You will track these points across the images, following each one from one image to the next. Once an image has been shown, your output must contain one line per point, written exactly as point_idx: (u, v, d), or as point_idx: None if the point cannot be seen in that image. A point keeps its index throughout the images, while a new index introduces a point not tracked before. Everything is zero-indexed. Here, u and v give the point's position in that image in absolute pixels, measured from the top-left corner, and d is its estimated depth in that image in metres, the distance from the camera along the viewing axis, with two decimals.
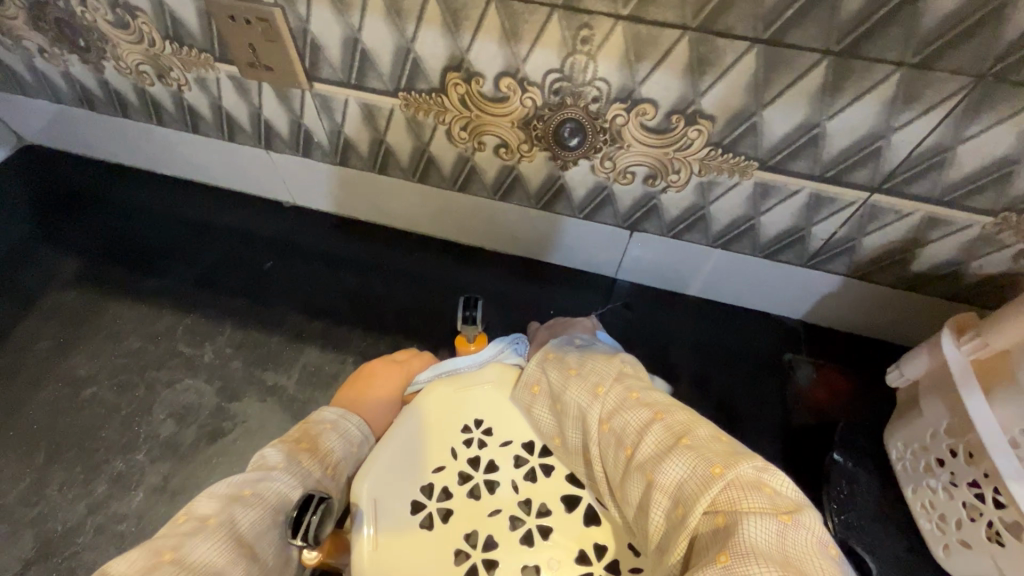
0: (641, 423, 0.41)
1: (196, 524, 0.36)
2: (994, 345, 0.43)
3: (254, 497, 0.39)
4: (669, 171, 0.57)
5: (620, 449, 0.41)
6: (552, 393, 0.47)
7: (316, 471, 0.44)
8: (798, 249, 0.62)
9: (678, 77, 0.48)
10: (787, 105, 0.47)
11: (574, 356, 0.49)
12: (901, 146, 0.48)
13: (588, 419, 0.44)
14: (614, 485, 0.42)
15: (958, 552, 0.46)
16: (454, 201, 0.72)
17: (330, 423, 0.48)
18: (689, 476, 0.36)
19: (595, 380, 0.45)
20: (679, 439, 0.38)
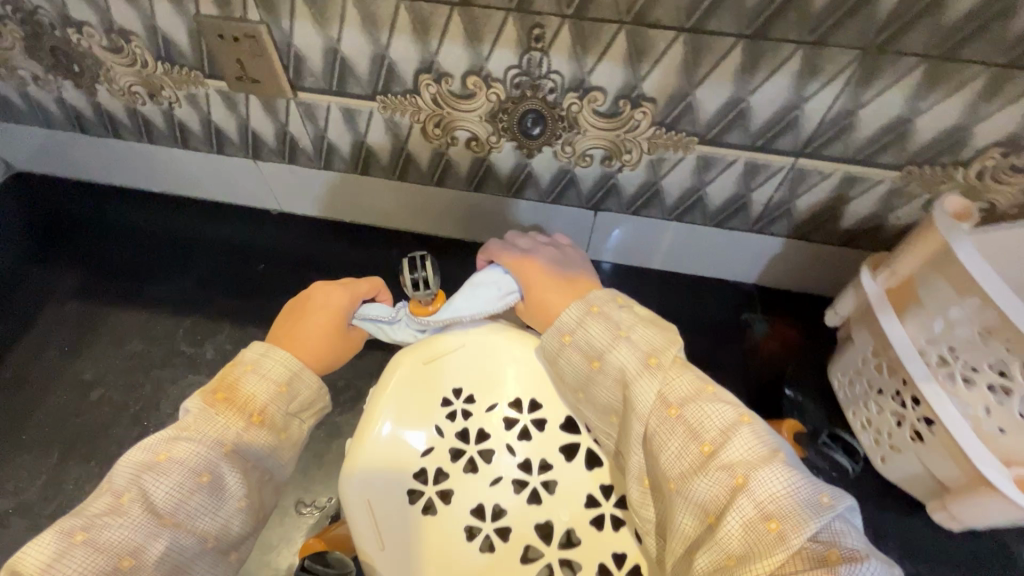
0: (726, 424, 0.42)
1: (114, 499, 0.41)
2: (901, 272, 0.50)
3: (168, 463, 0.42)
4: (623, 151, 0.65)
5: (695, 441, 0.42)
6: (589, 347, 0.51)
7: (237, 422, 0.46)
8: (743, 215, 0.70)
9: (620, 66, 0.55)
10: (714, 84, 0.55)
11: (617, 310, 0.51)
12: (814, 114, 0.56)
13: (659, 396, 0.45)
14: (674, 474, 0.42)
15: (892, 459, 0.53)
16: (433, 195, 0.78)
17: (250, 363, 0.49)
18: (794, 500, 0.37)
19: (651, 351, 0.47)
20: (773, 452, 0.40)
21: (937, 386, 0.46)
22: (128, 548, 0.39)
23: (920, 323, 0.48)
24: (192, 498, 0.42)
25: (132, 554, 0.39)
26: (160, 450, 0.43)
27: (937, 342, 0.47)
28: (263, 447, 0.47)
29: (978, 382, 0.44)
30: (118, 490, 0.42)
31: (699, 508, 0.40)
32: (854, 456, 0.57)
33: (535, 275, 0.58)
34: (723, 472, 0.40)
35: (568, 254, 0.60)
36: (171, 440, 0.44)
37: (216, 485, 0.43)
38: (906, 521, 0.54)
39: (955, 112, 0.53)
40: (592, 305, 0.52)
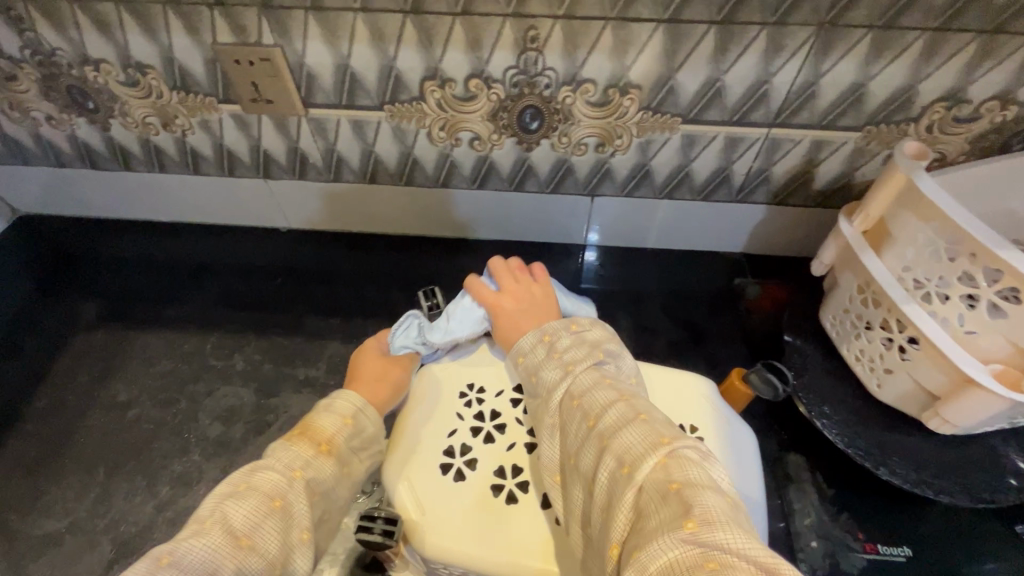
0: (608, 399, 0.41)
1: (194, 526, 0.40)
2: (873, 214, 0.57)
3: (246, 490, 0.43)
4: (614, 137, 0.71)
5: (583, 419, 0.41)
6: (529, 366, 0.49)
7: (308, 449, 0.48)
8: (726, 186, 0.77)
9: (608, 58, 0.62)
10: (691, 68, 0.62)
11: (565, 337, 0.49)
12: (781, 86, 0.63)
13: (563, 388, 0.44)
14: (571, 452, 0.41)
15: (886, 382, 0.59)
16: (436, 197, 0.83)
17: (325, 407, 0.54)
18: (658, 461, 0.36)
19: (570, 357, 0.46)
20: (638, 414, 0.40)
21: (917, 307, 0.53)
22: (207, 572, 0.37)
23: (897, 254, 0.55)
24: (269, 520, 0.42)
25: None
26: (236, 483, 0.44)
27: (912, 270, 0.54)
28: (331, 474, 0.49)
29: (950, 296, 0.51)
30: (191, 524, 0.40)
31: (584, 477, 0.39)
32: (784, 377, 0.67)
33: (501, 315, 0.55)
34: (597, 440, 0.39)
35: (537, 297, 0.56)
36: (245, 475, 0.45)
37: (293, 512, 0.44)
38: (907, 437, 0.60)
39: (902, 74, 0.60)
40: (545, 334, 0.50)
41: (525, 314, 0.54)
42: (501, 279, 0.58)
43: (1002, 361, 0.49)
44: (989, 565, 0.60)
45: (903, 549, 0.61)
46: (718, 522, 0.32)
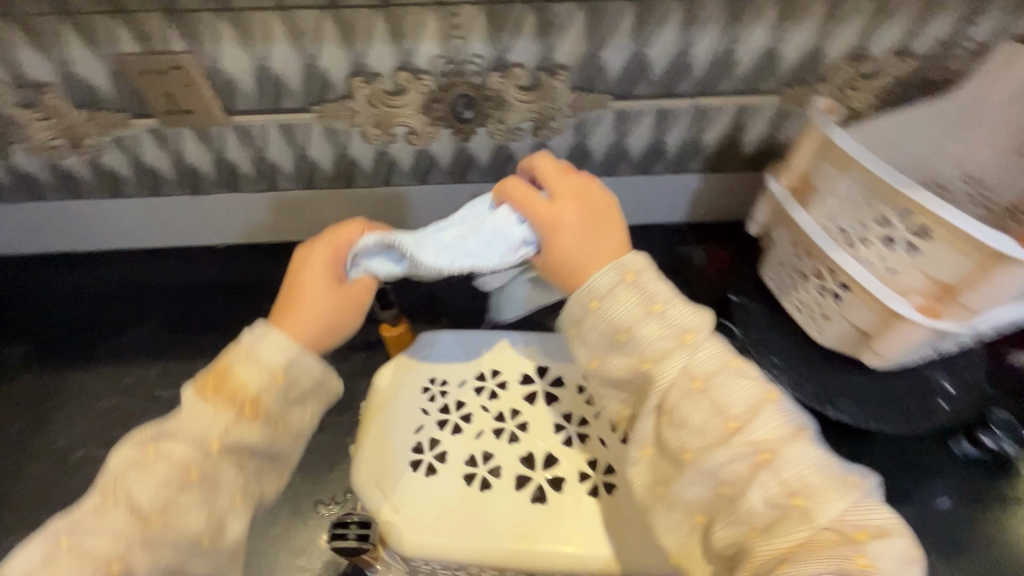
0: (754, 401, 0.41)
1: (107, 490, 0.42)
2: (796, 171, 0.60)
3: (157, 459, 0.42)
4: (549, 120, 0.72)
5: (721, 420, 0.41)
6: (614, 321, 0.44)
7: (226, 415, 0.43)
8: (662, 158, 0.79)
9: (533, 40, 0.62)
10: (614, 45, 0.63)
11: (652, 281, 0.45)
12: (701, 56, 0.65)
13: (684, 369, 0.42)
14: (692, 442, 0.41)
15: (826, 327, 0.63)
16: (379, 198, 0.81)
17: (245, 350, 0.45)
18: (828, 488, 0.39)
19: (682, 328, 0.43)
20: (796, 430, 0.41)
21: (845, 254, 0.56)
22: (110, 555, 0.39)
23: (821, 206, 0.58)
24: (180, 494, 0.41)
25: (117, 559, 0.39)
26: (147, 445, 0.42)
27: (835, 219, 0.57)
28: (257, 439, 0.44)
29: (871, 241, 0.54)
30: (99, 491, 0.42)
31: (716, 480, 0.40)
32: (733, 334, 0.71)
33: (560, 234, 0.47)
34: (748, 448, 0.40)
35: (600, 213, 0.48)
36: (157, 438, 0.43)
37: (204, 484, 0.42)
38: (848, 376, 0.64)
39: (809, 36, 0.64)
40: (626, 271, 0.45)
41: (589, 232, 0.47)
42: (554, 185, 0.49)
43: (921, 295, 0.52)
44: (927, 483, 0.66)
45: None
46: (888, 566, 0.37)
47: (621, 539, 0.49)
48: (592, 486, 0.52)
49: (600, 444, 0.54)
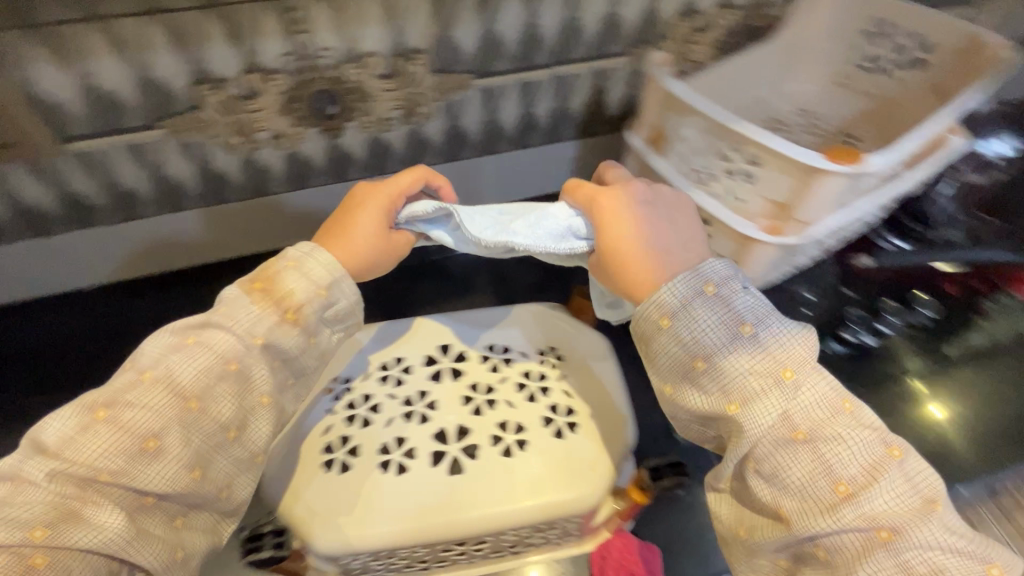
0: (871, 462, 0.46)
1: (136, 375, 0.48)
2: (648, 125, 0.65)
3: (197, 347, 0.49)
4: (417, 106, 0.72)
5: (831, 478, 0.46)
6: (705, 354, 0.49)
7: (272, 316, 0.51)
8: (535, 129, 0.82)
9: (382, 27, 0.62)
10: (464, 24, 0.65)
11: (736, 300, 0.50)
12: (548, 26, 0.68)
13: (784, 416, 0.47)
14: (786, 491, 0.46)
15: None
16: (264, 208, 0.79)
17: (293, 260, 0.53)
18: (938, 540, 0.44)
19: (781, 365, 0.48)
20: (932, 504, 0.46)
21: (699, 192, 0.61)
22: (147, 431, 0.46)
23: (674, 152, 0.63)
24: (217, 384, 0.49)
25: (153, 437, 0.46)
26: (186, 340, 0.50)
27: (685, 162, 0.62)
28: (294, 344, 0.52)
29: (718, 176, 0.59)
30: (140, 371, 0.49)
31: (814, 543, 0.46)
32: None
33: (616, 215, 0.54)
34: (862, 516, 0.45)
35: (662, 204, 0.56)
36: (199, 332, 0.50)
37: (235, 381, 0.50)
38: None
39: None
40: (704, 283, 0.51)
41: (643, 211, 0.55)
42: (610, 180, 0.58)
43: (766, 217, 0.58)
44: None
45: None
46: None
47: (540, 488, 0.52)
48: (505, 446, 0.55)
49: (506, 405, 0.57)
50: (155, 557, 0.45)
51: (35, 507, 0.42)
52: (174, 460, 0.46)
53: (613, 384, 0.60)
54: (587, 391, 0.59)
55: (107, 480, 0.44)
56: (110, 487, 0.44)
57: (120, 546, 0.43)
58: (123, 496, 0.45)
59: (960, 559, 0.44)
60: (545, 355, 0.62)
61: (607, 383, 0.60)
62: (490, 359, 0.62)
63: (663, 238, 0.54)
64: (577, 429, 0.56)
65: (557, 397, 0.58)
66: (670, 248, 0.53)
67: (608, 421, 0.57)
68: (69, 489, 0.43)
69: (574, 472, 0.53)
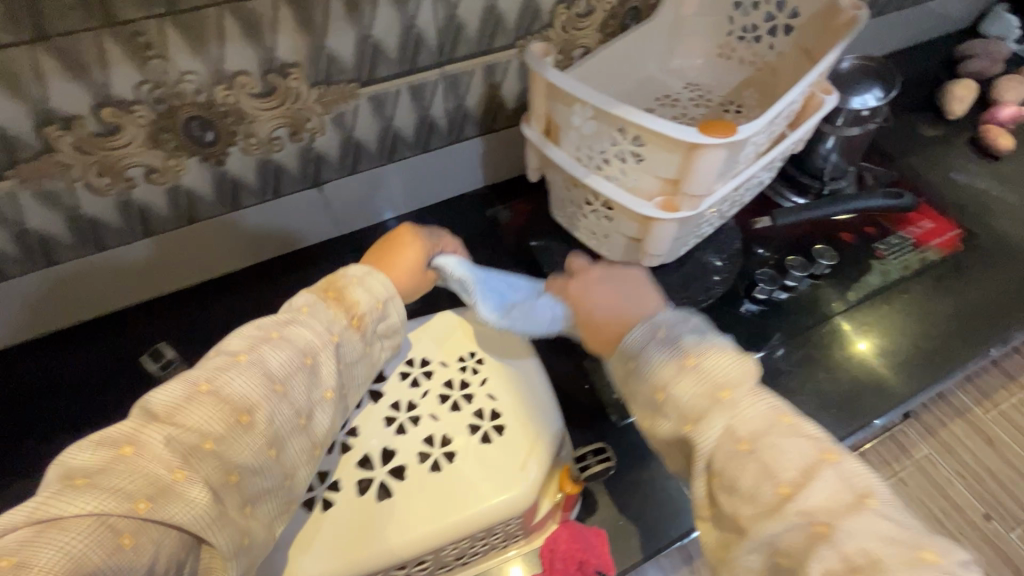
0: (806, 462, 0.43)
1: (226, 358, 0.48)
2: (539, 115, 0.65)
3: (282, 338, 0.50)
4: (304, 121, 0.69)
5: (771, 482, 0.43)
6: (653, 382, 0.48)
7: (341, 320, 0.53)
8: (437, 131, 0.81)
9: (245, 43, 0.59)
10: (337, 32, 0.62)
11: (686, 336, 0.49)
12: (427, 26, 0.67)
13: (727, 432, 0.45)
14: (745, 505, 0.43)
15: (611, 244, 0.70)
16: (166, 245, 0.74)
17: (356, 277, 0.56)
18: (878, 542, 0.40)
19: (720, 384, 0.46)
20: (862, 499, 0.41)
21: (596, 176, 0.62)
22: (245, 406, 0.46)
23: (566, 140, 0.64)
24: (297, 374, 0.49)
25: (248, 411, 0.46)
26: (268, 330, 0.50)
27: (578, 148, 0.63)
28: (351, 349, 0.54)
29: (609, 159, 0.60)
30: (233, 352, 0.49)
31: (773, 550, 0.42)
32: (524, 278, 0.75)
33: (586, 294, 0.57)
34: (797, 515, 0.41)
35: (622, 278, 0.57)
36: (282, 323, 0.51)
37: (316, 369, 0.51)
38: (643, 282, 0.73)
39: None
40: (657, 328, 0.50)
41: (610, 286, 0.56)
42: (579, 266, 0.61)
43: (661, 194, 0.59)
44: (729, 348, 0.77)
45: None
46: None
47: (473, 497, 0.52)
48: (433, 461, 0.54)
49: (431, 418, 0.57)
50: (227, 540, 0.44)
51: (137, 473, 0.42)
52: (260, 439, 0.46)
53: (535, 378, 0.59)
54: (512, 390, 0.58)
55: (209, 450, 0.44)
56: (208, 461, 0.44)
57: (202, 526, 0.43)
58: (213, 471, 0.44)
59: (893, 546, 0.39)
60: (465, 359, 0.61)
61: (529, 377, 0.59)
62: (409, 373, 0.60)
63: (630, 302, 0.54)
64: (504, 432, 0.55)
65: (481, 401, 0.57)
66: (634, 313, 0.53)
67: (536, 419, 0.56)
68: (166, 459, 0.43)
69: (506, 474, 0.53)
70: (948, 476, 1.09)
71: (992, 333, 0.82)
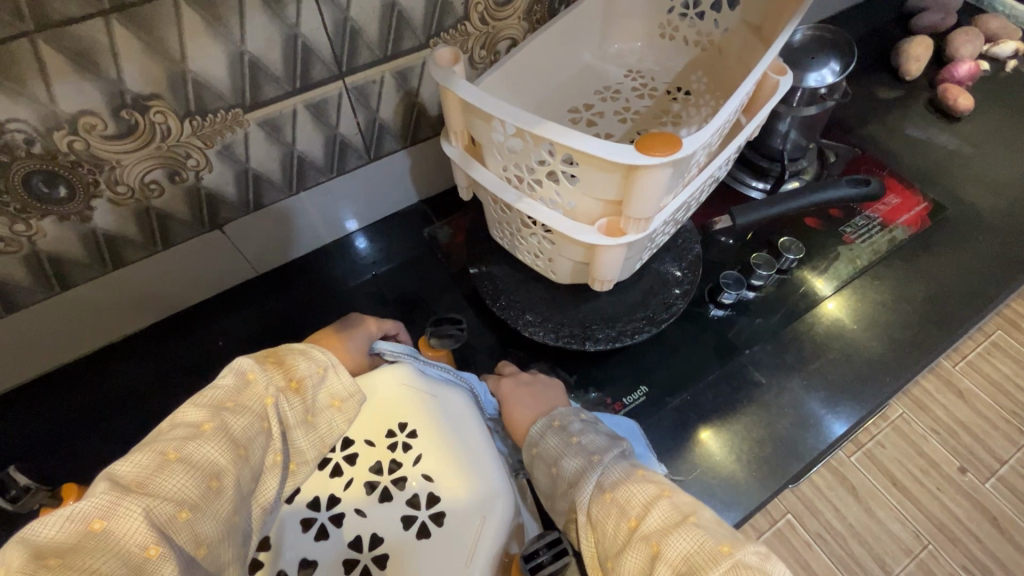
0: (647, 495, 0.41)
1: (190, 428, 0.41)
2: (457, 131, 0.55)
3: (240, 405, 0.44)
4: (182, 160, 0.58)
5: (623, 519, 0.41)
6: (547, 457, 0.50)
7: (278, 380, 0.47)
8: (353, 150, 0.71)
9: (80, 77, 0.47)
10: (200, 53, 0.51)
11: (574, 419, 0.53)
12: (316, 34, 0.56)
13: (593, 488, 0.45)
14: (610, 554, 0.41)
15: (558, 269, 0.62)
16: (56, 312, 0.63)
17: (299, 349, 0.50)
18: (697, 548, 0.36)
19: (594, 450, 0.48)
20: (687, 517, 0.38)
21: (531, 199, 0.54)
22: (215, 470, 0.40)
23: (492, 159, 0.54)
24: (256, 439, 0.44)
25: (218, 476, 0.41)
26: (223, 397, 0.44)
27: (508, 168, 0.54)
28: (292, 414, 0.47)
29: (542, 180, 0.51)
30: (193, 423, 0.42)
31: None
32: (455, 323, 0.65)
33: (506, 391, 0.58)
34: (638, 544, 0.39)
35: (542, 382, 0.59)
36: (241, 390, 0.45)
37: (273, 434, 0.46)
38: (597, 302, 0.66)
39: None
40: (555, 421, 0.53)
41: (529, 383, 0.59)
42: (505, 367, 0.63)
43: (604, 215, 0.51)
44: (693, 359, 0.72)
45: (641, 389, 0.69)
46: None
47: None
48: (361, 569, 0.47)
49: (358, 514, 0.49)
50: None
51: (111, 553, 0.34)
52: (228, 506, 0.41)
53: (476, 445, 0.51)
54: (449, 467, 0.50)
55: (185, 519, 0.38)
56: (181, 531, 0.37)
57: None
58: (185, 545, 0.37)
59: (697, 538, 0.36)
60: (395, 433, 0.53)
61: (468, 445, 0.51)
62: (330, 459, 0.52)
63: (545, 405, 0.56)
64: (442, 521, 0.48)
65: (414, 486, 0.50)
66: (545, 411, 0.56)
67: (479, 501, 0.49)
68: (141, 533, 0.35)
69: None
70: (923, 434, 1.07)
71: (974, 310, 0.77)
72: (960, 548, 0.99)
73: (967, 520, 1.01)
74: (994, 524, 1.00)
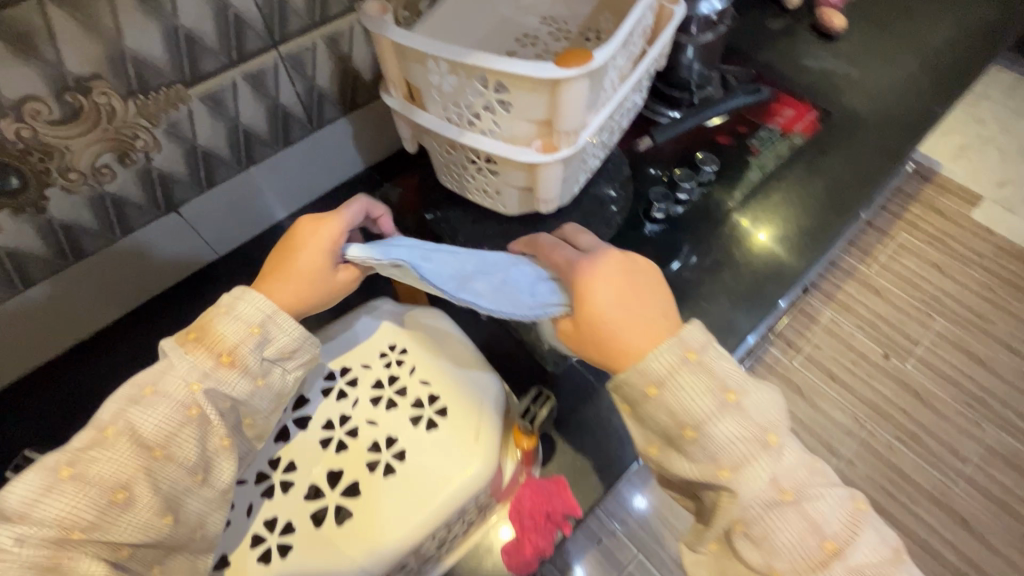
0: (849, 521, 0.40)
1: (96, 434, 0.43)
2: (395, 82, 0.60)
3: (157, 395, 0.44)
4: (131, 141, 0.60)
5: (818, 539, 0.40)
6: (682, 407, 0.41)
7: (208, 361, 0.45)
8: (296, 120, 0.74)
9: (19, 61, 0.49)
10: (136, 30, 0.53)
11: (715, 358, 0.43)
12: (246, 4, 0.59)
13: (773, 481, 0.41)
14: (777, 556, 0.40)
15: (507, 199, 0.68)
16: (26, 313, 0.65)
17: (225, 306, 0.47)
18: None
19: (762, 427, 0.41)
20: (895, 557, 0.40)
21: (472, 132, 0.59)
22: (116, 483, 0.41)
23: (432, 102, 0.60)
24: (182, 430, 0.44)
25: (122, 487, 0.41)
26: (146, 385, 0.44)
27: (445, 107, 0.59)
28: (236, 390, 0.46)
29: (479, 113, 0.57)
30: (99, 428, 0.43)
31: None
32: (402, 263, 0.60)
33: (591, 285, 0.46)
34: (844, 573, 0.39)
35: (638, 271, 0.47)
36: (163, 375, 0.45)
37: (202, 421, 0.45)
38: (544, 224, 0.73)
39: None
40: (687, 348, 0.43)
41: (624, 279, 0.46)
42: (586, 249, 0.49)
43: (538, 137, 0.58)
44: None
45: None
46: None
47: (434, 485, 0.51)
48: (383, 466, 0.52)
49: (369, 424, 0.54)
50: None
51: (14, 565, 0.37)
52: (146, 510, 0.42)
53: (462, 347, 0.58)
54: (443, 372, 0.57)
55: (80, 536, 0.39)
56: (88, 540, 0.40)
57: None
58: (101, 548, 0.40)
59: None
60: (388, 354, 0.59)
61: (454, 355, 0.58)
62: (333, 388, 0.57)
63: (646, 306, 0.45)
64: (446, 413, 0.54)
65: (416, 391, 0.56)
66: (653, 317, 0.44)
67: (474, 390, 0.55)
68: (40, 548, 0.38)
69: (459, 454, 0.52)
70: (850, 330, 1.21)
71: (866, 195, 0.90)
72: (894, 423, 1.12)
73: (894, 398, 1.14)
74: (916, 396, 1.14)
